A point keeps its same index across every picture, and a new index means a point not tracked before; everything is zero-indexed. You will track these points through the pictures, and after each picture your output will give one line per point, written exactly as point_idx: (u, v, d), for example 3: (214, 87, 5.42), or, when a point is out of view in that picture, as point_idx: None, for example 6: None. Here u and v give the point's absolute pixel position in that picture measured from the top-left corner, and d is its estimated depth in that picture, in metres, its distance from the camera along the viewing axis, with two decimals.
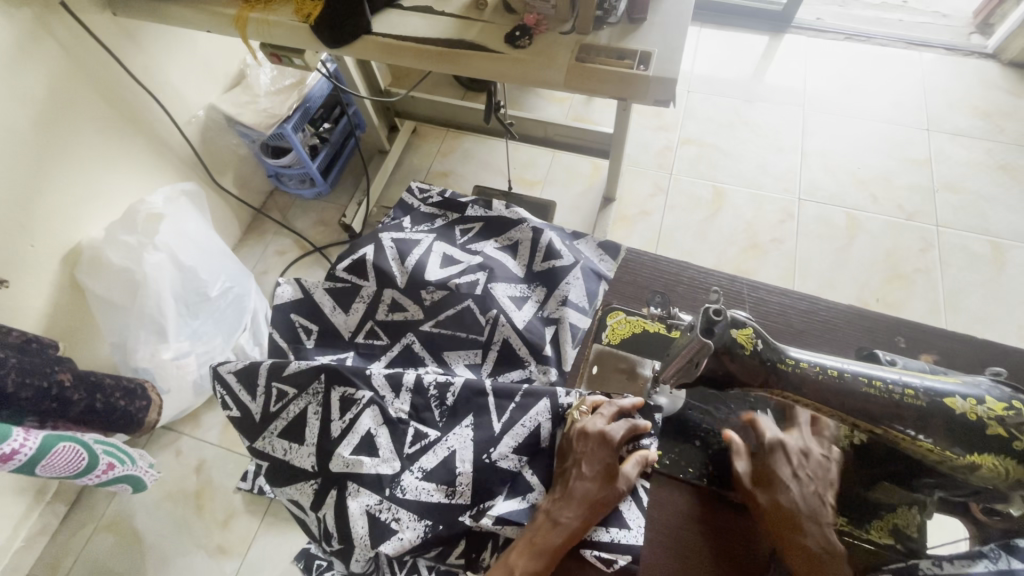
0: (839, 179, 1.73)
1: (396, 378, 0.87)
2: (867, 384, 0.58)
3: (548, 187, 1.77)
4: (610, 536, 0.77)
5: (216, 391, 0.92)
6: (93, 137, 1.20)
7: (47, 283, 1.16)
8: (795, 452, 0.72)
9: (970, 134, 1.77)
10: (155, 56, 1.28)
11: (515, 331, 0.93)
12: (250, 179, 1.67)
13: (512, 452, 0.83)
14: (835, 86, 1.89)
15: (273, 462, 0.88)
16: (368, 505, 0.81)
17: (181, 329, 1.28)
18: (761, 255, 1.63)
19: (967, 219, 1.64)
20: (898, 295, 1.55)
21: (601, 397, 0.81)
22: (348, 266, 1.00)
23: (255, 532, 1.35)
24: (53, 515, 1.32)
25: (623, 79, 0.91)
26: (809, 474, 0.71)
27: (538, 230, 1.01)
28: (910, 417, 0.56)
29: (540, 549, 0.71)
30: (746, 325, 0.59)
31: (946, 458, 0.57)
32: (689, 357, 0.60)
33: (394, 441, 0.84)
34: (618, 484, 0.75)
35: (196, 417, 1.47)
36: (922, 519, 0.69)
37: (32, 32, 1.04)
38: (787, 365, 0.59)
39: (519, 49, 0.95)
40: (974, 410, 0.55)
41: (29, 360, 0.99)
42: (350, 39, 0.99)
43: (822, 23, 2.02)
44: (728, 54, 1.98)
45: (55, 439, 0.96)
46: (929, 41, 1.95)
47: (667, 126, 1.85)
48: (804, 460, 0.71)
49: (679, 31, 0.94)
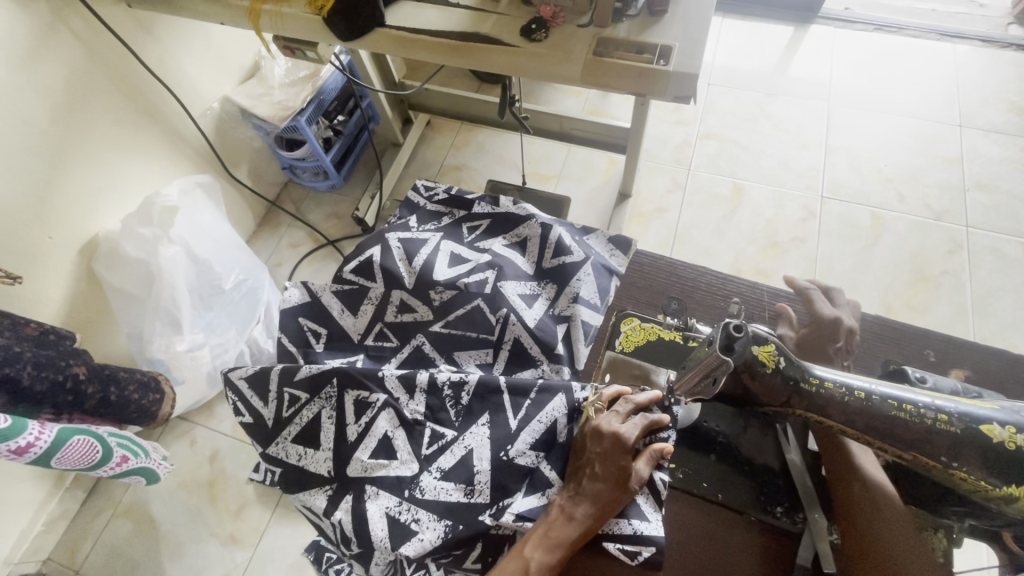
0: (864, 176, 1.67)
1: (410, 378, 0.83)
2: (897, 408, 0.55)
3: (563, 181, 1.74)
4: (633, 528, 0.68)
5: (228, 397, 0.90)
6: (108, 130, 1.20)
7: (64, 275, 1.17)
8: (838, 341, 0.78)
9: (1004, 131, 1.70)
10: (170, 48, 1.27)
11: (526, 330, 0.89)
12: (264, 170, 1.66)
13: (530, 448, 0.78)
14: (862, 79, 1.83)
15: (287, 468, 0.85)
16: (387, 507, 0.77)
17: (196, 321, 1.28)
18: (781, 253, 1.59)
19: (999, 220, 1.58)
20: (923, 297, 1.50)
21: (618, 391, 0.73)
22: (355, 268, 0.98)
23: (267, 523, 1.35)
24: (71, 502, 1.35)
25: (643, 74, 0.88)
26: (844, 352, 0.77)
27: (547, 226, 0.97)
28: (945, 444, 0.53)
29: (553, 543, 0.64)
30: (768, 341, 0.57)
31: (981, 488, 0.53)
32: (706, 372, 0.57)
33: (412, 443, 0.81)
34: (630, 487, 0.66)
35: (210, 408, 1.48)
36: (948, 545, 0.64)
37: (49, 26, 1.04)
38: (812, 385, 0.57)
39: (536, 43, 0.92)
40: (1014, 439, 0.51)
41: (44, 354, 0.99)
42: (363, 32, 0.97)
43: (850, 13, 1.95)
44: (750, 45, 1.92)
45: (70, 432, 0.97)
46: (963, 32, 1.87)
47: (686, 121, 1.81)
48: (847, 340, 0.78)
49: (702, 24, 0.90)
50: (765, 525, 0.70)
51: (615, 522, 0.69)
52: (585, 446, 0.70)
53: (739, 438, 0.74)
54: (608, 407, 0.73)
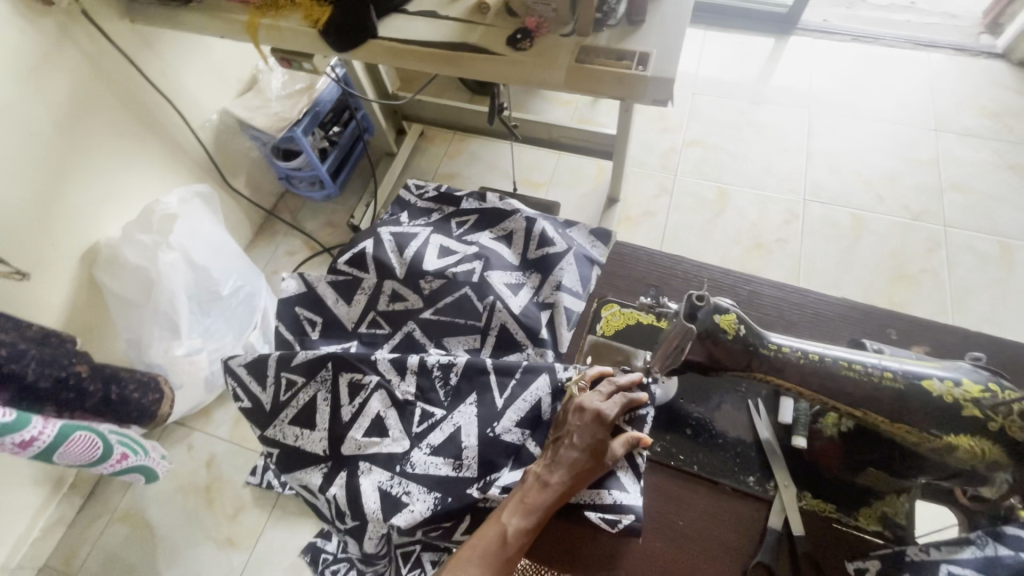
0: (845, 179, 1.73)
1: (401, 361, 0.85)
2: (846, 367, 0.60)
3: (553, 188, 1.79)
4: (614, 498, 0.67)
5: (229, 384, 0.91)
6: (111, 139, 1.24)
7: (67, 280, 1.20)
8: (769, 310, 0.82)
9: (978, 134, 1.76)
10: (171, 62, 1.32)
11: (512, 316, 0.92)
12: (261, 180, 1.71)
13: (516, 426, 0.78)
14: (840, 86, 1.89)
15: (283, 450, 0.86)
16: (379, 481, 0.78)
17: (194, 327, 1.32)
18: (766, 254, 1.63)
19: (975, 220, 1.63)
20: (904, 295, 1.55)
21: (603, 371, 0.74)
22: (349, 259, 1.02)
23: (264, 524, 1.38)
24: (69, 507, 1.36)
25: (622, 79, 0.93)
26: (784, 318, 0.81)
27: (531, 220, 1.01)
28: (889, 400, 0.58)
29: (528, 509, 0.65)
30: (730, 311, 0.62)
31: (923, 440, 0.59)
32: (675, 343, 0.62)
33: (403, 421, 0.82)
34: (605, 460, 0.67)
35: (207, 412, 1.51)
36: (911, 506, 0.64)
37: (56, 41, 1.09)
38: (769, 350, 0.62)
39: (521, 51, 0.97)
40: (951, 392, 0.57)
41: (48, 352, 1.02)
42: (357, 44, 1.02)
43: (828, 25, 2.03)
44: (733, 55, 1.99)
45: (72, 428, 0.99)
46: (936, 41, 1.95)
47: (672, 128, 1.87)
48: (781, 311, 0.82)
49: (677, 32, 0.96)
50: (742, 494, 0.68)
51: (596, 493, 0.68)
52: (566, 417, 0.71)
53: (710, 413, 0.73)
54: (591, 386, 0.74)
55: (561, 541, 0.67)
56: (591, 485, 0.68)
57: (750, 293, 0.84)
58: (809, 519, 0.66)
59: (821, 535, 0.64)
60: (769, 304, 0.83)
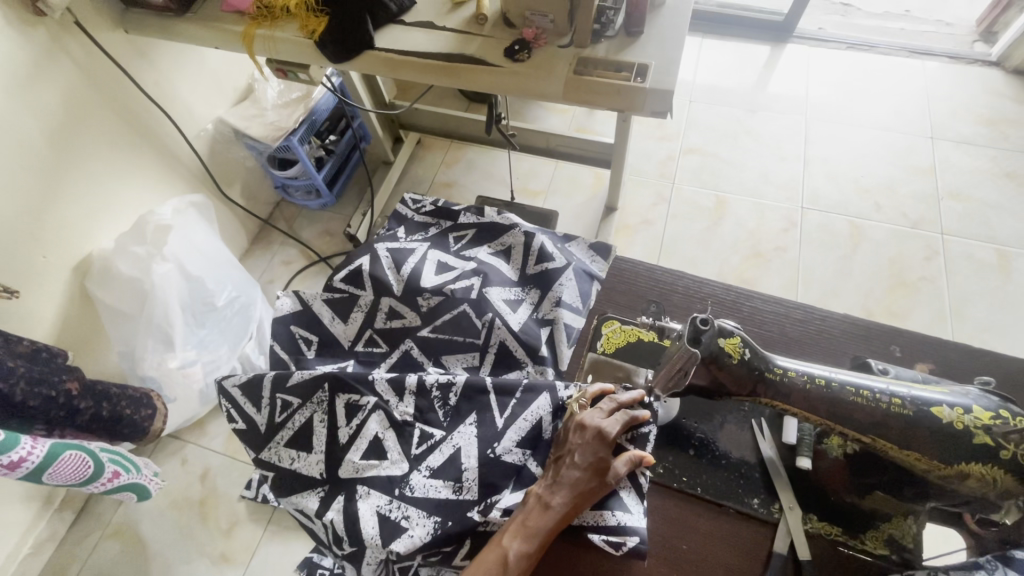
0: (842, 187, 1.73)
1: (399, 381, 0.84)
2: (855, 393, 0.59)
3: (550, 196, 1.78)
4: (618, 519, 0.65)
5: (221, 405, 0.88)
6: (104, 151, 1.23)
7: (58, 294, 1.18)
8: (773, 329, 0.81)
9: (974, 142, 1.76)
10: (165, 72, 1.31)
11: (511, 333, 0.91)
12: (257, 189, 1.70)
13: (517, 446, 0.76)
14: (837, 94, 1.89)
15: (279, 473, 0.84)
16: (378, 506, 0.77)
17: (188, 339, 1.30)
18: (764, 262, 1.63)
19: (973, 228, 1.63)
20: (903, 303, 1.54)
21: (603, 388, 0.73)
22: (345, 276, 1.00)
23: (259, 540, 1.35)
24: (60, 523, 1.34)
25: (620, 91, 0.92)
26: (787, 336, 0.80)
27: (530, 234, 1.00)
28: (898, 426, 0.58)
29: (530, 531, 0.63)
30: (734, 334, 0.62)
31: (934, 467, 0.57)
32: (679, 366, 0.61)
33: (402, 443, 0.81)
34: (608, 479, 0.66)
35: (202, 425, 1.49)
36: (918, 529, 0.64)
37: (48, 52, 1.08)
38: (775, 374, 0.61)
39: (518, 62, 0.96)
40: (961, 419, 0.56)
41: (38, 368, 1.01)
42: (354, 55, 1.01)
43: (824, 33, 2.03)
44: (730, 63, 1.99)
45: (62, 446, 0.97)
46: (932, 49, 1.95)
47: (670, 136, 1.87)
48: (783, 330, 0.81)
49: (676, 43, 0.95)
50: (746, 516, 0.67)
51: (598, 514, 0.66)
52: (566, 437, 0.70)
53: (714, 434, 0.72)
54: (591, 405, 0.73)
55: (563, 565, 0.65)
56: (593, 507, 0.67)
57: (752, 312, 0.83)
58: (813, 540, 0.64)
59: (827, 560, 0.63)
60: (773, 324, 0.81)
